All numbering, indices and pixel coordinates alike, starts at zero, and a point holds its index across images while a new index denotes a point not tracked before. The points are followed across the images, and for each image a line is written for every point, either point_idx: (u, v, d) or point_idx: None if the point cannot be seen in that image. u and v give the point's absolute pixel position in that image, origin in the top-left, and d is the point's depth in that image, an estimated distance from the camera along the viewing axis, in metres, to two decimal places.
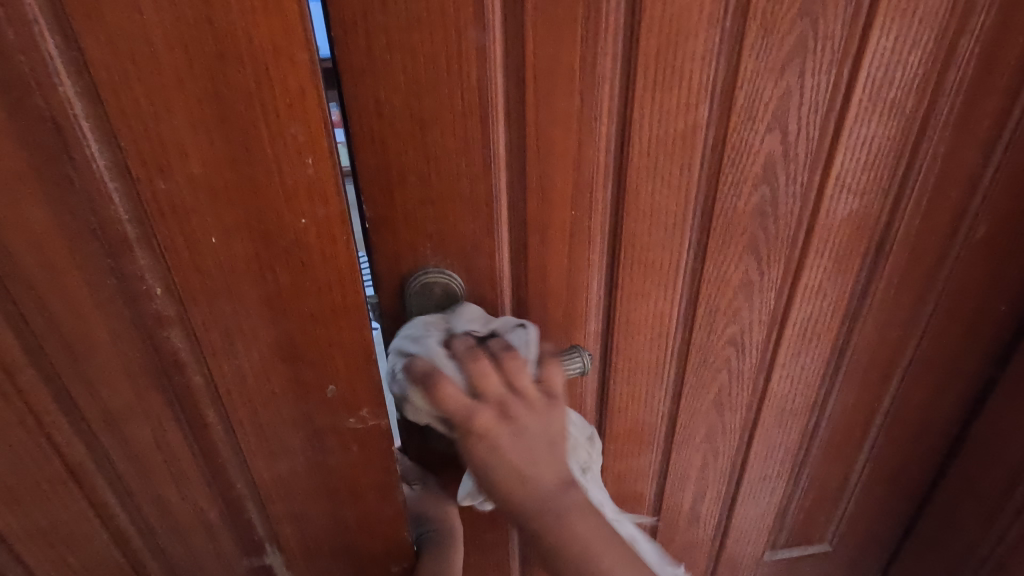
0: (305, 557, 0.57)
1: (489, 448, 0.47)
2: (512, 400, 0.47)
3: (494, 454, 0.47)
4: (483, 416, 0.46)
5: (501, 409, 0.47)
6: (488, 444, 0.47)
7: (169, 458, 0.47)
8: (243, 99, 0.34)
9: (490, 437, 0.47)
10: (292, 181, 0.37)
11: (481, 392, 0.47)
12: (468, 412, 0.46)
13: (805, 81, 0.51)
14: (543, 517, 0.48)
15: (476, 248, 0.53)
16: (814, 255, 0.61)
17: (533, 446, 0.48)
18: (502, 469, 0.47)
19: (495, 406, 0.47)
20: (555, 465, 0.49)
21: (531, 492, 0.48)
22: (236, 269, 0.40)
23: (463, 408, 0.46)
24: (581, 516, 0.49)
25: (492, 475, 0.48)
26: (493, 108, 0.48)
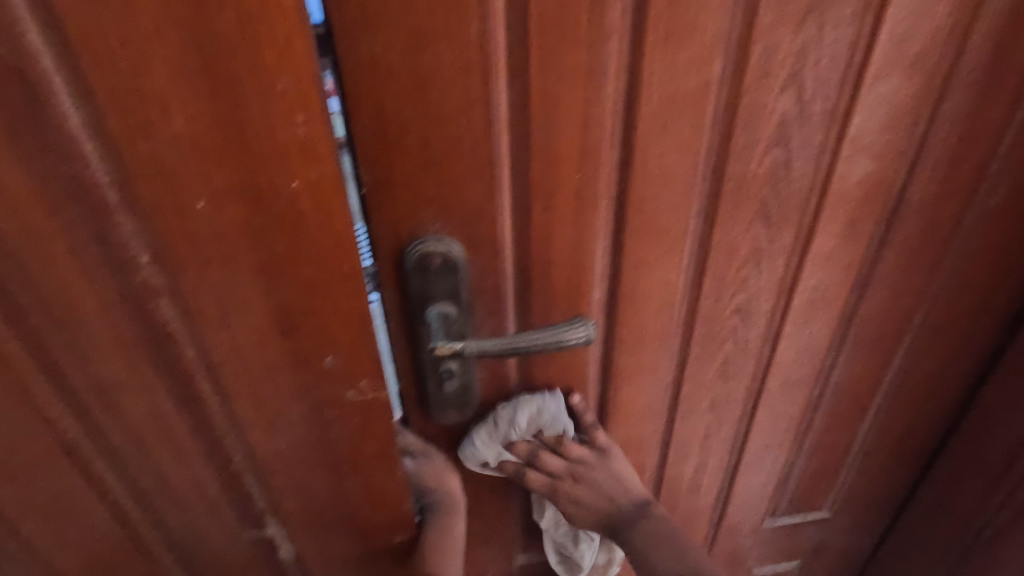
0: (307, 531, 0.57)
1: (575, 494, 0.67)
2: (577, 473, 0.66)
3: (579, 504, 0.67)
4: (562, 488, 0.66)
5: (573, 473, 0.66)
6: (572, 500, 0.67)
7: (164, 432, 0.46)
8: (227, 49, 0.32)
9: (575, 494, 0.67)
10: (283, 141, 0.35)
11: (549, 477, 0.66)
12: (562, 446, 0.65)
13: (825, 34, 0.48)
14: (642, 531, 0.67)
15: (478, 215, 0.51)
16: (827, 219, 0.59)
17: (602, 487, 0.67)
18: (590, 508, 0.68)
19: (566, 477, 0.66)
20: (626, 492, 0.68)
21: (614, 509, 0.68)
22: (227, 236, 0.38)
23: (551, 480, 0.66)
24: (655, 523, 0.67)
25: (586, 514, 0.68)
26: (494, 64, 0.45)
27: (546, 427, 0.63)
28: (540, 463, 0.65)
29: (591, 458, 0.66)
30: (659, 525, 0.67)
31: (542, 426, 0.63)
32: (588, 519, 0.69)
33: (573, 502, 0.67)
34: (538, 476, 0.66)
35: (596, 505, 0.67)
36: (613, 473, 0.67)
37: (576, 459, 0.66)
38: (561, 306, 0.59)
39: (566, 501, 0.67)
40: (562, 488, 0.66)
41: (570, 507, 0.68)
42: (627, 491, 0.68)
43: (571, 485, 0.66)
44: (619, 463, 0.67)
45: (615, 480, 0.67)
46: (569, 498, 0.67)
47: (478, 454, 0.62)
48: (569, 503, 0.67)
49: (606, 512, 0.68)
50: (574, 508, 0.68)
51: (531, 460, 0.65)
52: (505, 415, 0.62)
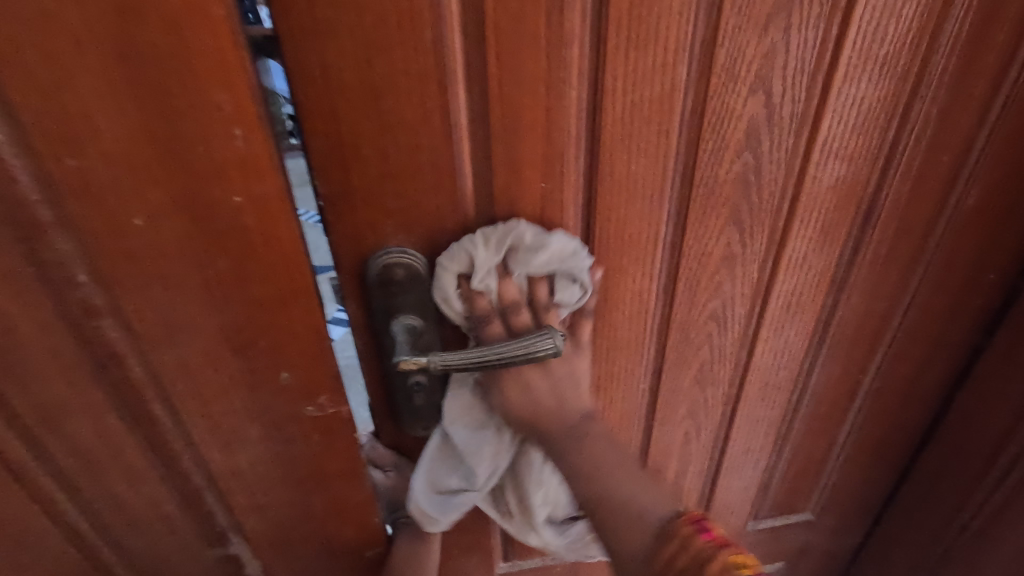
0: (273, 548, 0.56)
1: (526, 383, 0.55)
2: None
3: (527, 393, 0.55)
4: (521, 363, 0.54)
5: (537, 357, 0.55)
6: (522, 386, 0.55)
7: (116, 453, 0.45)
8: (155, 64, 0.31)
9: (526, 379, 0.55)
10: (221, 157, 0.34)
11: (512, 309, 0.52)
12: (541, 313, 0.53)
13: (790, 37, 0.47)
14: (579, 445, 0.55)
15: (441, 225, 0.50)
16: (800, 224, 0.58)
17: (560, 382, 0.56)
18: (534, 412, 0.55)
19: None
20: (578, 402, 0.56)
21: (562, 428, 0.55)
22: (169, 253, 0.36)
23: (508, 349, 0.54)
24: (597, 442, 0.56)
25: (526, 417, 0.55)
26: (451, 72, 0.44)
27: (559, 275, 0.53)
28: (512, 308, 0.52)
29: (562, 351, 0.56)
30: (590, 442, 0.56)
31: (551, 270, 0.52)
32: (517, 418, 0.56)
33: (517, 407, 0.55)
34: (514, 288, 0.52)
35: (541, 408, 0.55)
36: (571, 374, 0.56)
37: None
38: None
39: (511, 383, 0.55)
40: (519, 369, 0.54)
41: (515, 394, 0.55)
42: (572, 406, 0.56)
43: (537, 370, 0.55)
44: (582, 370, 0.57)
45: (569, 392, 0.56)
46: (517, 381, 0.55)
47: (468, 251, 0.50)
48: (514, 385, 0.55)
49: (544, 420, 0.55)
50: (517, 396, 0.55)
51: (507, 311, 0.52)
52: (528, 238, 0.51)
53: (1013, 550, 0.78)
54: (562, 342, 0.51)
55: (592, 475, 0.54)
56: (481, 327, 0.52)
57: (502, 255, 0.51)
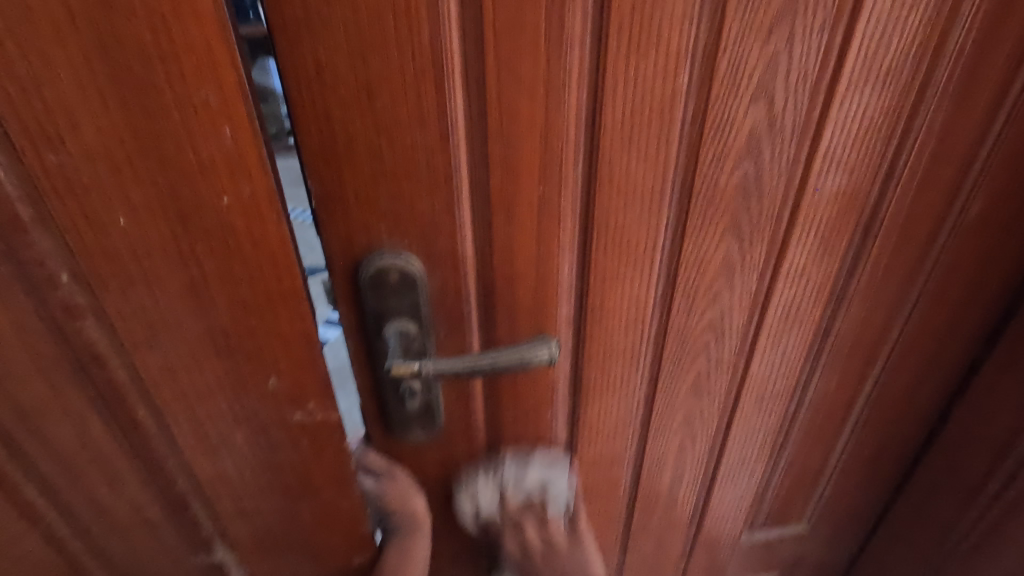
0: (258, 555, 0.54)
1: (515, 520, 0.66)
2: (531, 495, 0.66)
3: (515, 522, 0.66)
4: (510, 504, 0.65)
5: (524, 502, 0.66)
6: (510, 518, 0.66)
7: (97, 456, 0.43)
8: (139, 57, 0.30)
9: (516, 514, 0.66)
10: (208, 155, 0.33)
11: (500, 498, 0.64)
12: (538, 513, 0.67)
13: (794, 44, 0.46)
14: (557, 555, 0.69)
15: (436, 229, 0.49)
16: (800, 234, 0.58)
17: (542, 511, 0.67)
18: (522, 533, 0.67)
19: (518, 500, 0.65)
20: (557, 522, 0.68)
21: (544, 543, 0.68)
22: (154, 253, 0.35)
23: (498, 505, 0.64)
24: (572, 550, 0.69)
25: (513, 537, 0.67)
26: (448, 71, 0.43)
27: (548, 485, 0.66)
28: (518, 527, 0.67)
29: (542, 491, 0.66)
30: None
31: (541, 481, 0.66)
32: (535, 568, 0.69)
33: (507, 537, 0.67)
34: (519, 505, 0.66)
35: (526, 535, 0.67)
36: (574, 556, 0.69)
37: (550, 536, 0.68)
38: (525, 322, 0.57)
39: (529, 562, 0.69)
40: (506, 508, 0.65)
41: (507, 527, 0.66)
42: (554, 528, 0.68)
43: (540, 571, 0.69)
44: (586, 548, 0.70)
45: (577, 560, 0.70)
46: (508, 519, 0.66)
47: (475, 493, 0.64)
48: (506, 517, 0.66)
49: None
50: (509, 529, 0.66)
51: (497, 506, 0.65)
52: (511, 473, 0.64)
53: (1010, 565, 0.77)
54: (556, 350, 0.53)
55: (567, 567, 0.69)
56: (496, 527, 0.67)
57: (499, 491, 0.64)
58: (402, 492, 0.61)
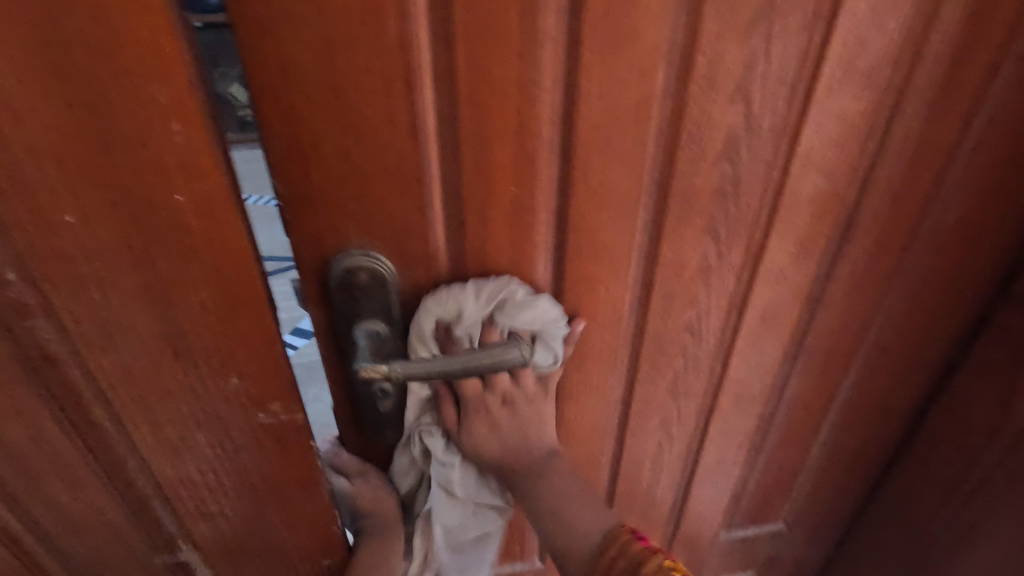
0: (225, 556, 0.53)
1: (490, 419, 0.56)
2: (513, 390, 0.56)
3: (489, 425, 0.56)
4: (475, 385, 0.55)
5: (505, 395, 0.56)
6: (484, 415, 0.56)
7: (53, 458, 0.43)
8: (83, 52, 0.28)
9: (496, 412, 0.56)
10: (159, 154, 0.32)
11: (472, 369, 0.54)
12: (518, 405, 0.57)
13: (772, 46, 0.46)
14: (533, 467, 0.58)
15: (407, 228, 0.48)
16: (777, 237, 0.57)
17: (524, 419, 0.57)
18: (496, 440, 0.56)
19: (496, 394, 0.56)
20: (540, 426, 0.58)
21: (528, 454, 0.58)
22: (104, 253, 0.34)
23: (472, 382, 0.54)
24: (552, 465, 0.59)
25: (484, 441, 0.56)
26: (417, 70, 0.42)
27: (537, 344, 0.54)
28: (492, 365, 0.54)
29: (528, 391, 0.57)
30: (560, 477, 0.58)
31: (531, 329, 0.54)
32: (489, 461, 0.58)
33: (477, 433, 0.56)
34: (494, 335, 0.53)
35: (502, 430, 0.56)
36: (540, 421, 0.58)
37: (516, 403, 0.57)
38: None
39: (480, 428, 0.56)
40: (485, 402, 0.55)
41: (485, 438, 0.56)
42: (538, 441, 0.58)
43: (499, 421, 0.56)
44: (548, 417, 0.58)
45: (537, 423, 0.57)
46: (486, 419, 0.56)
47: (450, 306, 0.51)
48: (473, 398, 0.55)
49: (533, 484, 0.58)
50: (485, 433, 0.56)
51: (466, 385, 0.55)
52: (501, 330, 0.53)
53: (990, 563, 0.77)
54: (529, 351, 0.52)
55: (542, 483, 0.58)
56: (468, 431, 0.56)
57: (489, 309, 0.52)
58: (375, 490, 0.60)
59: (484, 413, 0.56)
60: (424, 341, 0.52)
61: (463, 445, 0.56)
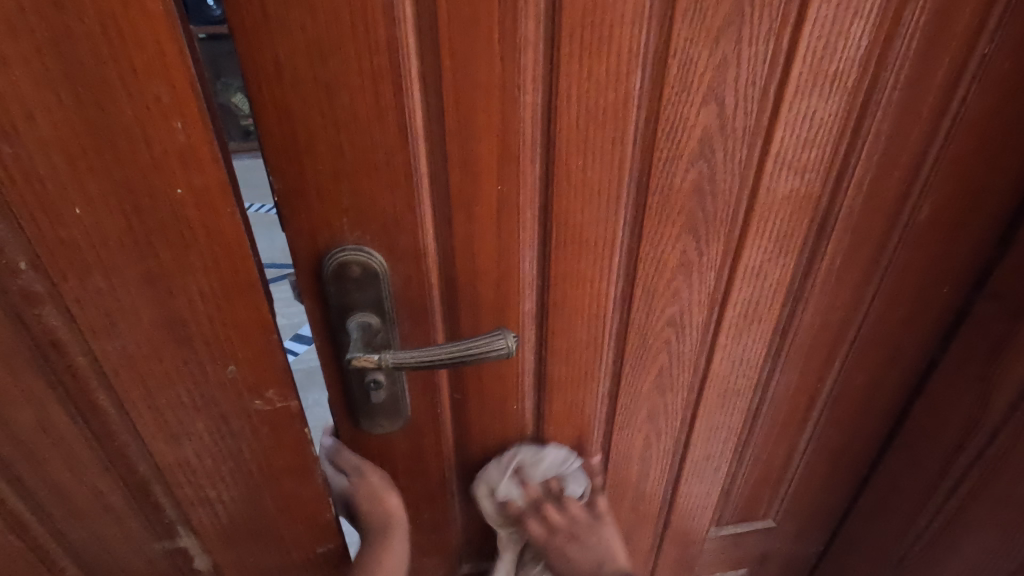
0: (222, 542, 0.55)
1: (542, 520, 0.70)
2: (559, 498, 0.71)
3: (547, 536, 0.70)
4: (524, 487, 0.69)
5: (542, 502, 0.70)
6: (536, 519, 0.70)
7: (58, 442, 0.45)
8: (90, 53, 0.31)
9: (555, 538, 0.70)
10: (161, 148, 0.34)
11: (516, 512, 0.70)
12: (562, 500, 0.71)
13: (742, 50, 0.48)
14: (588, 538, 0.71)
15: (397, 224, 0.51)
16: (755, 234, 0.59)
17: (579, 527, 0.71)
18: (562, 560, 0.69)
19: (538, 499, 0.70)
20: (587, 526, 0.71)
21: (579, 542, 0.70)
22: (109, 242, 0.37)
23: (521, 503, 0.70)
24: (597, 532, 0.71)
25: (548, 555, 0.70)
26: (405, 72, 0.45)
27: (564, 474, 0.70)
28: (539, 505, 0.70)
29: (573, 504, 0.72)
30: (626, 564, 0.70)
31: (557, 472, 0.69)
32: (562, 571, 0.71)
33: (552, 556, 0.70)
34: (547, 531, 0.70)
35: (568, 552, 0.69)
36: (591, 527, 0.72)
37: (570, 516, 0.71)
38: (487, 318, 0.58)
39: (555, 556, 0.70)
40: (550, 541, 0.70)
41: (556, 562, 0.70)
42: (602, 548, 0.70)
43: (562, 539, 0.70)
44: (607, 531, 0.72)
45: (600, 544, 0.71)
46: (538, 518, 0.70)
47: (499, 484, 0.68)
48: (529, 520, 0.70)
49: (590, 572, 0.69)
50: (539, 528, 0.70)
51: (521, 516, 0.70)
52: (530, 457, 0.68)
53: (985, 550, 0.76)
54: (515, 343, 0.53)
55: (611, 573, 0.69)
56: (521, 521, 0.70)
57: (515, 468, 0.68)
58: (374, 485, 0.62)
59: (536, 511, 0.70)
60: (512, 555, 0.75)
61: (535, 550, 0.71)
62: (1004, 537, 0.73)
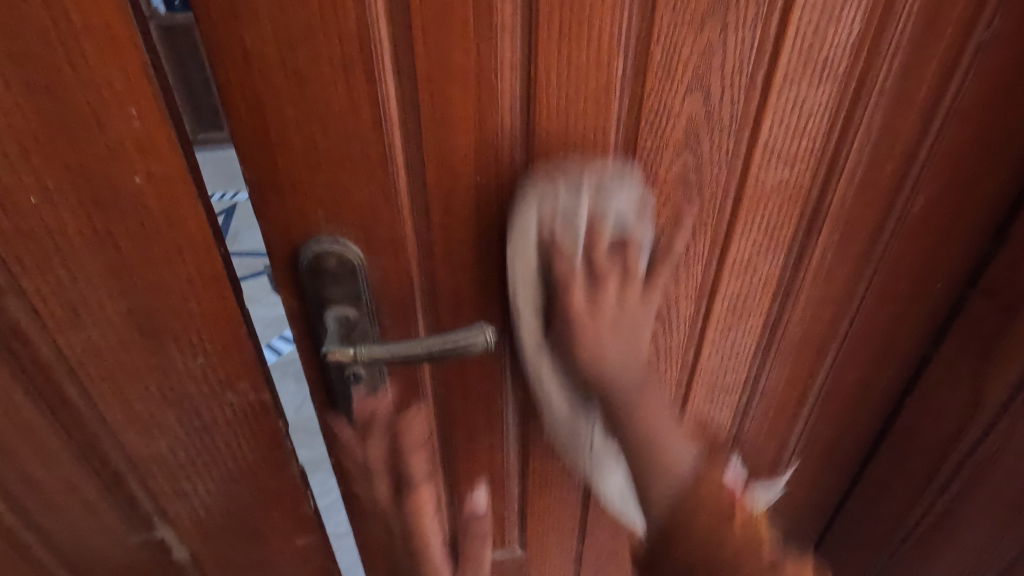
0: (199, 534, 0.55)
1: (591, 305, 0.52)
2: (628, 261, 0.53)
3: (586, 308, 0.52)
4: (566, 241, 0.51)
5: (593, 279, 0.52)
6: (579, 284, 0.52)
7: (28, 434, 0.44)
8: (40, 38, 0.30)
9: (601, 303, 0.53)
10: (117, 136, 0.33)
11: (557, 266, 0.52)
12: (627, 271, 0.53)
13: (728, 36, 0.47)
14: (627, 370, 0.55)
15: (374, 215, 0.50)
16: (743, 228, 0.58)
17: (627, 320, 0.54)
18: (585, 331, 0.53)
19: (590, 270, 0.52)
20: (633, 328, 0.54)
21: (612, 361, 0.54)
22: (68, 232, 0.36)
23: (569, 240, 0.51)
24: (636, 364, 0.55)
25: (571, 331, 0.53)
26: (378, 59, 0.43)
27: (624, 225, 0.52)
28: (599, 276, 0.52)
29: (631, 279, 0.53)
30: (646, 398, 0.56)
31: (626, 217, 0.52)
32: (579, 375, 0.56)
33: (580, 347, 0.53)
34: (586, 311, 0.52)
35: (601, 317, 0.53)
36: (637, 330, 0.55)
37: (625, 296, 0.53)
38: (468, 311, 0.57)
39: (583, 313, 0.52)
40: (578, 316, 0.52)
41: (586, 369, 0.55)
42: (635, 363, 0.55)
43: (606, 318, 0.53)
44: (648, 318, 0.55)
45: (638, 364, 0.55)
46: (586, 302, 0.52)
47: (551, 198, 0.51)
48: (578, 295, 0.52)
49: (607, 382, 0.55)
50: (583, 312, 0.52)
51: (562, 280, 0.52)
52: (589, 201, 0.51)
53: (985, 533, 0.76)
54: (492, 338, 0.53)
55: (633, 416, 0.56)
56: (564, 285, 0.52)
57: (592, 200, 0.51)
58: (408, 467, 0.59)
59: (588, 286, 0.52)
60: (527, 279, 0.54)
61: (557, 330, 0.55)
62: (1003, 521, 0.74)
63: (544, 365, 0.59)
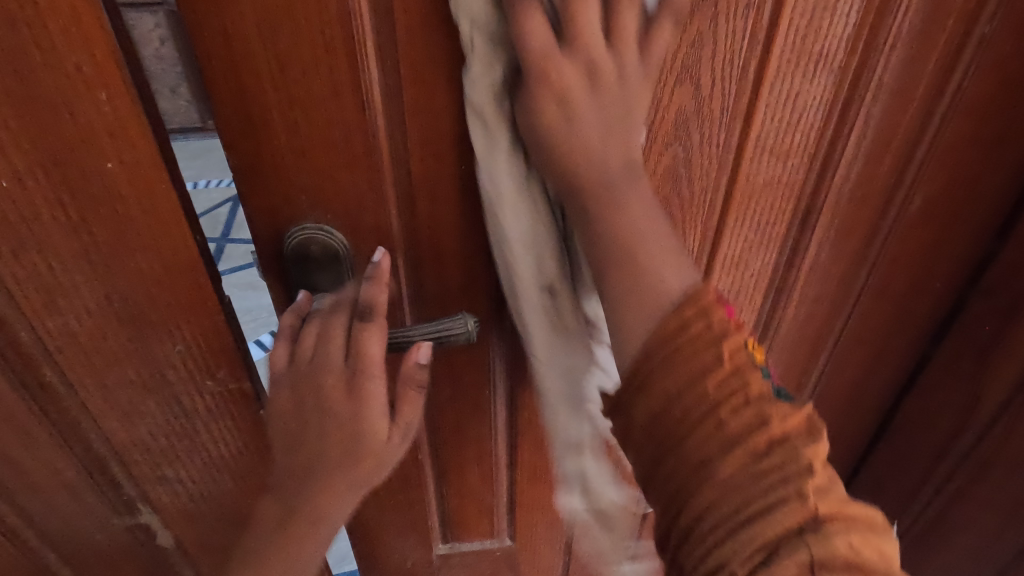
0: (184, 518, 0.55)
1: (557, 90, 0.39)
2: None
3: (553, 63, 0.38)
4: None
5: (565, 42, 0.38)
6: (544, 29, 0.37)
7: (9, 419, 0.44)
8: (6, 22, 0.30)
9: (569, 79, 0.39)
10: (86, 120, 0.33)
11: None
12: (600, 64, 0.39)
13: (719, 24, 0.45)
14: (601, 195, 0.41)
15: (358, 203, 0.49)
16: (735, 222, 0.57)
17: (607, 106, 0.40)
18: (551, 76, 0.39)
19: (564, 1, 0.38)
20: (615, 137, 0.41)
21: (587, 165, 0.41)
22: (41, 217, 0.36)
23: None
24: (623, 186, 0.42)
25: (529, 89, 0.39)
26: (360, 45, 0.43)
27: None
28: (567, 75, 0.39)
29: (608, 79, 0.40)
30: (631, 221, 0.42)
31: None
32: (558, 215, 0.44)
33: (542, 143, 0.41)
34: (573, 67, 0.39)
35: (573, 122, 0.40)
36: (624, 129, 0.42)
37: (604, 83, 0.40)
38: (455, 302, 0.57)
39: (548, 122, 0.40)
40: (541, 88, 0.39)
41: (551, 158, 0.41)
42: (625, 192, 0.42)
43: (580, 110, 0.40)
44: (638, 100, 0.41)
45: (631, 98, 0.41)
46: (554, 95, 0.39)
47: None
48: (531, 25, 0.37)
49: (580, 208, 0.42)
50: (548, 64, 0.38)
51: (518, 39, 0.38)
52: None
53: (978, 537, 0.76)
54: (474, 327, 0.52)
55: (631, 299, 0.41)
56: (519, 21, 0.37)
57: None
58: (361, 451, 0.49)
59: (554, 91, 0.39)
60: (490, 65, 0.41)
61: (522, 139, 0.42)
62: (996, 524, 0.73)
63: (499, 164, 0.44)
